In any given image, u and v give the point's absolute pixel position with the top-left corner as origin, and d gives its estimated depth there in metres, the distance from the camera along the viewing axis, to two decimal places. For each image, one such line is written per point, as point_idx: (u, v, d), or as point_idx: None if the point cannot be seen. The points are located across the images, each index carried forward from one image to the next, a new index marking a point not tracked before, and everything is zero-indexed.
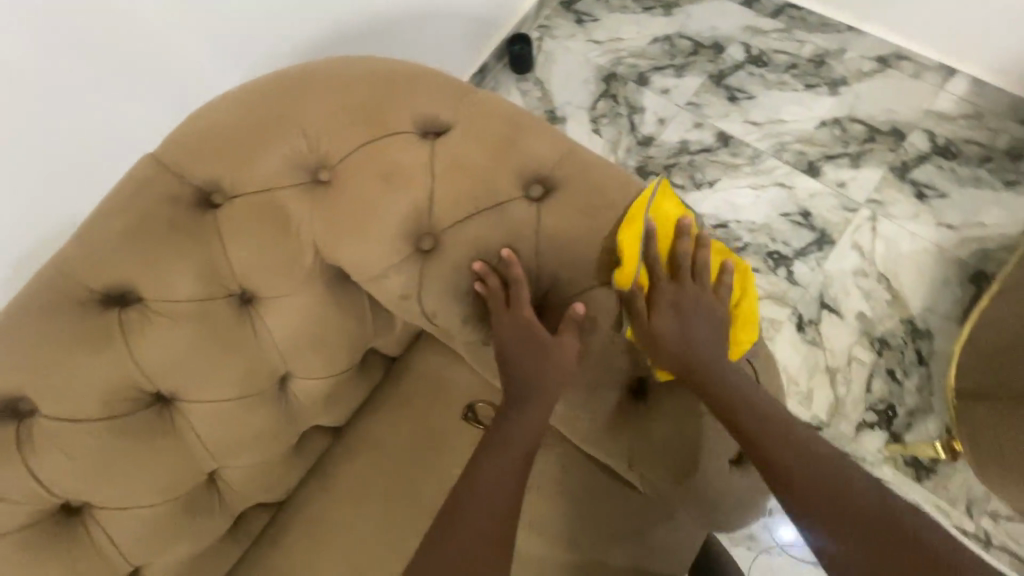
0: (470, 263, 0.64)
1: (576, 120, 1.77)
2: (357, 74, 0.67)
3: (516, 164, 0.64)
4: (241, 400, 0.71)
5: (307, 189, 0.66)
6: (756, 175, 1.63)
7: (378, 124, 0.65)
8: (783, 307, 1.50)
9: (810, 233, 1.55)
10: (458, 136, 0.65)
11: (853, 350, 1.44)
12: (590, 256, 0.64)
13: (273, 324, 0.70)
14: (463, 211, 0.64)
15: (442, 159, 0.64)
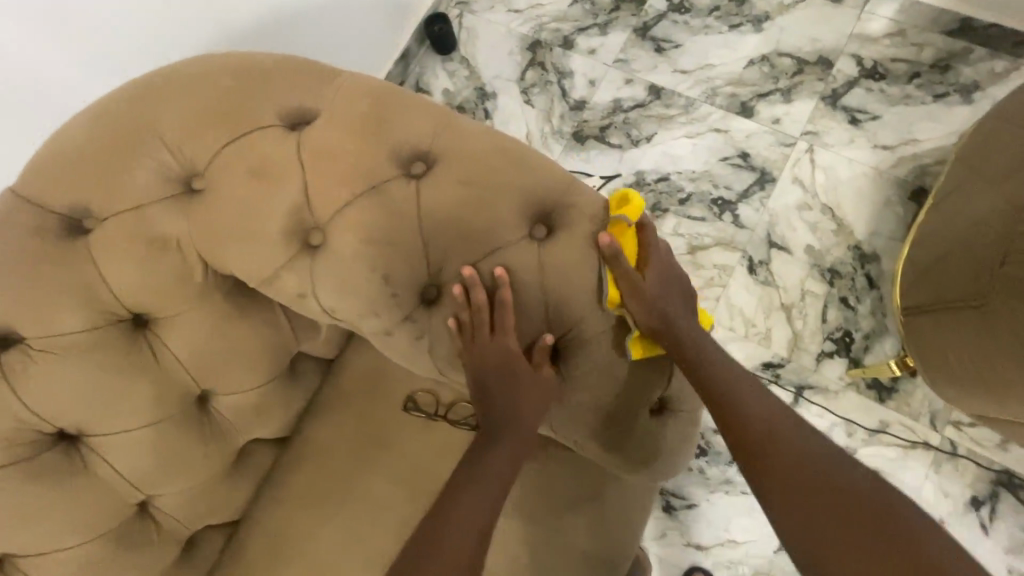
0: (358, 251, 0.61)
1: (507, 93, 1.74)
2: (217, 75, 0.64)
3: (390, 144, 0.62)
4: (151, 426, 0.69)
5: (180, 200, 0.63)
6: (691, 124, 1.61)
7: (242, 122, 0.62)
8: (733, 252, 1.50)
9: (751, 174, 1.55)
10: (325, 122, 0.62)
11: (805, 284, 1.45)
12: (481, 227, 0.61)
13: (173, 345, 0.68)
14: (340, 199, 0.61)
15: (311, 149, 0.61)
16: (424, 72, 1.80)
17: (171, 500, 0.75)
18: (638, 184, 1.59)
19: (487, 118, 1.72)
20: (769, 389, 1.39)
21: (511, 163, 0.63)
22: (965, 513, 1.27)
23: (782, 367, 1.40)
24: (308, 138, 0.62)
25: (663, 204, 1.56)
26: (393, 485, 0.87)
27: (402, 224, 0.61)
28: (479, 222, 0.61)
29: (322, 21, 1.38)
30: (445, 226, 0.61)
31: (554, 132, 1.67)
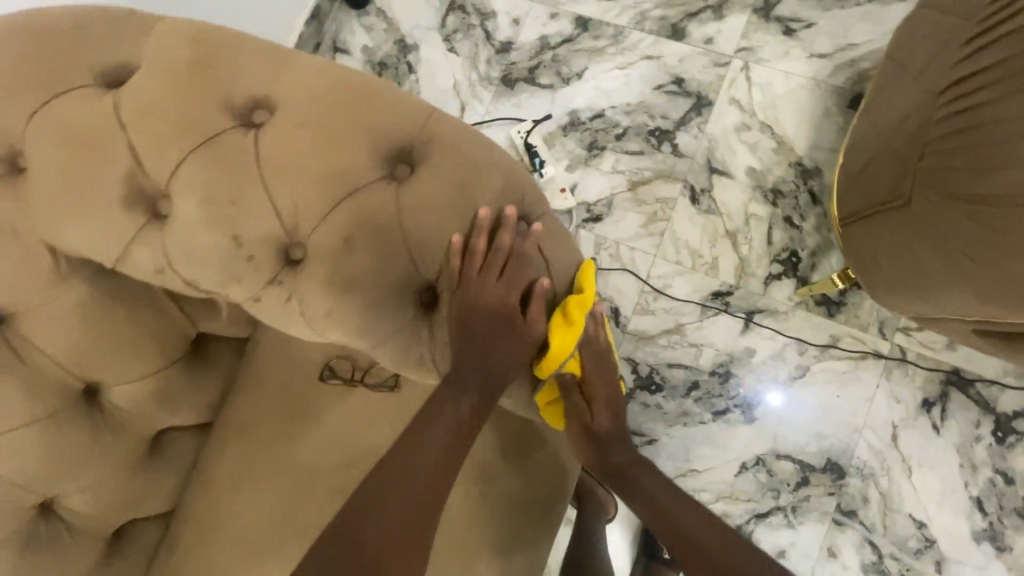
0: (201, 214, 0.56)
1: (429, 43, 1.64)
2: (13, 35, 0.57)
3: (218, 94, 0.57)
4: (32, 426, 0.67)
5: (7, 182, 0.58)
6: (622, 54, 1.53)
7: (50, 87, 0.57)
8: (675, 184, 1.45)
9: (686, 100, 1.48)
10: (146, 71, 0.57)
11: (749, 208, 1.41)
12: (333, 172, 0.56)
13: (41, 340, 0.65)
14: (172, 159, 0.56)
15: (128, 106, 0.56)
16: (340, 30, 1.69)
17: (81, 497, 0.74)
18: (572, 124, 1.52)
19: (411, 72, 1.64)
20: (718, 318, 1.37)
21: (365, 94, 0.59)
22: (917, 416, 1.28)
23: (731, 294, 1.38)
24: (129, 92, 0.56)
25: (600, 141, 1.50)
26: (320, 455, 0.86)
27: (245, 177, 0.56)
28: (331, 164, 0.56)
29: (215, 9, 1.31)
30: (292, 176, 0.56)
31: (482, 80, 1.59)
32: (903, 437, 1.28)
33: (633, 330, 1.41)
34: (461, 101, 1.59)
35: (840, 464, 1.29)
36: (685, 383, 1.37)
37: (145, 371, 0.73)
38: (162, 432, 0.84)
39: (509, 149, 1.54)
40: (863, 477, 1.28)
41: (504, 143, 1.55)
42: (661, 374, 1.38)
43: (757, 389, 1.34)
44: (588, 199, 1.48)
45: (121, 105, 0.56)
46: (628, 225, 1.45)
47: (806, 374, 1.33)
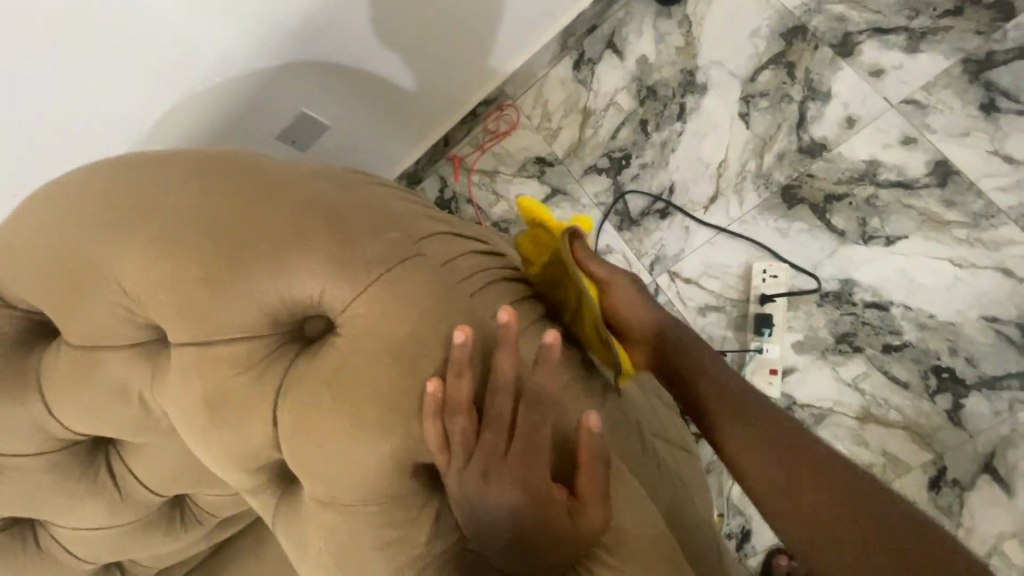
0: (316, 471, 0.55)
1: (721, 93, 1.25)
2: (229, 213, 0.54)
3: (392, 435, 0.52)
4: (109, 527, 0.72)
5: (218, 365, 0.55)
6: (969, 245, 1.06)
7: (256, 324, 0.55)
8: (921, 451, 1.06)
9: (1018, 360, 1.02)
10: (360, 377, 0.52)
11: (1001, 544, 1.01)
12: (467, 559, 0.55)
13: (135, 466, 0.70)
14: (312, 466, 0.55)
15: (301, 396, 0.54)
16: (627, 22, 1.34)
17: (145, 556, 0.78)
18: (837, 296, 1.13)
19: (679, 119, 1.28)
20: None
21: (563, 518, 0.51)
22: None
23: None
24: (335, 385, 0.52)
25: (858, 338, 1.11)
26: None
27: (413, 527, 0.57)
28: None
29: None
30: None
31: (759, 177, 1.20)
32: None
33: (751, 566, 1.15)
34: (715, 189, 1.23)
35: None
36: None
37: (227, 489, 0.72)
38: (229, 516, 0.82)
39: (742, 279, 1.20)
40: None
41: (738, 270, 1.20)
42: None
43: None
44: (798, 396, 1.13)
45: (324, 392, 0.53)
46: None
47: None
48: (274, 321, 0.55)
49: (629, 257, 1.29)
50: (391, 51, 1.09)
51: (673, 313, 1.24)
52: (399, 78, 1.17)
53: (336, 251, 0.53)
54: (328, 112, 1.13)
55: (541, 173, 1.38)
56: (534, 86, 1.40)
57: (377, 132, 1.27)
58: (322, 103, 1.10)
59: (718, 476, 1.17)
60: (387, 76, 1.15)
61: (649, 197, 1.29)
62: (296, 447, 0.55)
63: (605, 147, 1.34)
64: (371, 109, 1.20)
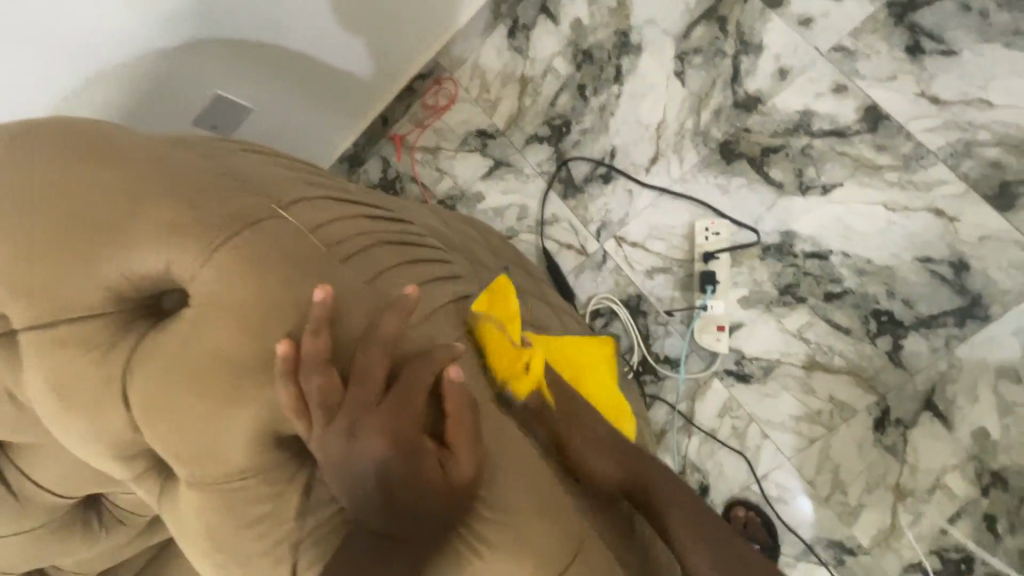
0: (178, 445, 0.54)
1: (656, 53, 1.23)
2: (70, 184, 0.55)
3: (248, 401, 0.52)
4: (22, 532, 0.69)
5: (77, 344, 0.55)
6: (901, 188, 1.07)
7: (103, 298, 0.55)
8: (865, 394, 1.08)
9: (953, 298, 1.04)
10: (210, 344, 0.52)
11: (944, 476, 1.04)
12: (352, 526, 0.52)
13: (43, 469, 0.66)
14: (174, 440, 0.54)
15: (156, 365, 0.54)
16: None
17: (69, 562, 0.76)
18: (778, 249, 1.13)
19: (615, 81, 1.26)
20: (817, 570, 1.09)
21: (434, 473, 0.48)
22: None
23: (852, 555, 1.08)
24: (182, 350, 0.53)
25: (801, 289, 1.12)
26: None
27: (282, 499, 0.56)
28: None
29: None
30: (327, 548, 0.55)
31: (697, 134, 1.20)
32: None
33: None
34: (655, 151, 1.22)
35: None
36: None
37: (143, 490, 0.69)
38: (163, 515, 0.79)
39: (685, 240, 1.20)
40: None
41: (682, 230, 1.20)
42: None
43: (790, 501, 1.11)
44: (746, 349, 1.15)
45: (171, 362, 0.53)
46: (778, 407, 1.13)
47: None
48: (123, 296, 0.55)
49: (575, 225, 1.28)
50: (305, 27, 1.06)
51: (621, 279, 1.24)
52: (324, 55, 1.13)
53: (176, 219, 0.54)
54: (254, 96, 1.09)
55: (482, 146, 1.36)
56: (470, 57, 1.37)
57: (314, 116, 1.23)
58: (243, 87, 1.06)
59: (674, 435, 1.19)
60: (312, 54, 1.11)
61: (592, 163, 1.27)
62: (150, 422, 0.55)
63: (544, 116, 1.32)
64: (300, 92, 1.16)
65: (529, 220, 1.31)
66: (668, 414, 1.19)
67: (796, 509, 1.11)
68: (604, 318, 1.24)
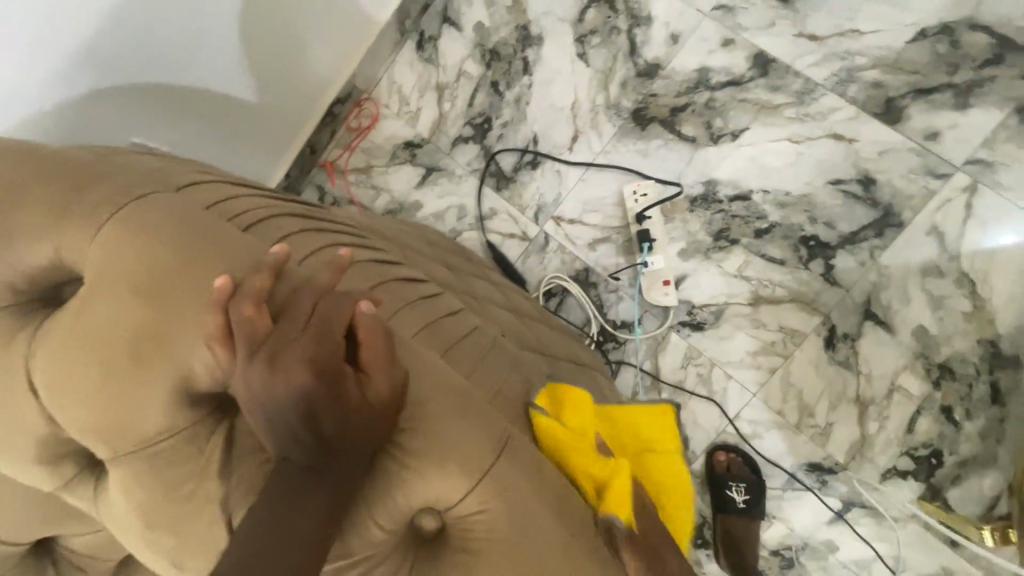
0: (88, 425, 0.54)
1: (557, 40, 1.30)
2: None
3: (153, 363, 0.52)
4: None
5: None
6: (800, 121, 1.14)
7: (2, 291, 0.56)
8: (811, 316, 1.13)
9: (868, 211, 1.10)
10: (106, 315, 0.53)
11: (898, 378, 1.09)
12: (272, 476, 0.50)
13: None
14: (85, 421, 0.54)
15: (53, 345, 0.54)
16: None
17: None
18: (704, 199, 1.19)
19: (525, 73, 1.32)
20: (804, 496, 1.12)
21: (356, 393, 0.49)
22: None
23: (834, 475, 1.11)
24: (79, 325, 0.53)
25: (732, 232, 1.17)
26: None
27: (204, 459, 0.55)
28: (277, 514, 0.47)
29: None
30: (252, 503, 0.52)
31: (609, 107, 1.26)
32: None
33: (698, 471, 1.18)
34: (574, 130, 1.28)
35: None
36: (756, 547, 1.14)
37: (94, 526, 0.67)
38: None
39: (618, 207, 1.24)
40: None
41: (613, 198, 1.25)
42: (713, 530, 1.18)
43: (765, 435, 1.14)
44: (695, 299, 1.19)
45: (72, 339, 0.53)
46: (734, 346, 1.17)
47: None
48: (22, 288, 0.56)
49: (513, 214, 1.31)
50: (249, 45, 1.11)
51: (567, 256, 1.27)
52: (261, 69, 1.16)
53: (62, 205, 0.56)
54: (207, 114, 1.13)
55: (412, 156, 1.39)
56: (384, 75, 1.41)
57: (258, 135, 1.26)
58: (195, 108, 1.10)
59: (646, 395, 1.21)
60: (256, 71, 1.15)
61: (518, 152, 1.31)
62: (60, 406, 0.54)
63: (465, 117, 1.36)
64: (243, 109, 1.19)
65: (469, 218, 1.34)
66: (636, 376, 1.22)
67: (772, 442, 1.14)
68: (558, 297, 1.27)
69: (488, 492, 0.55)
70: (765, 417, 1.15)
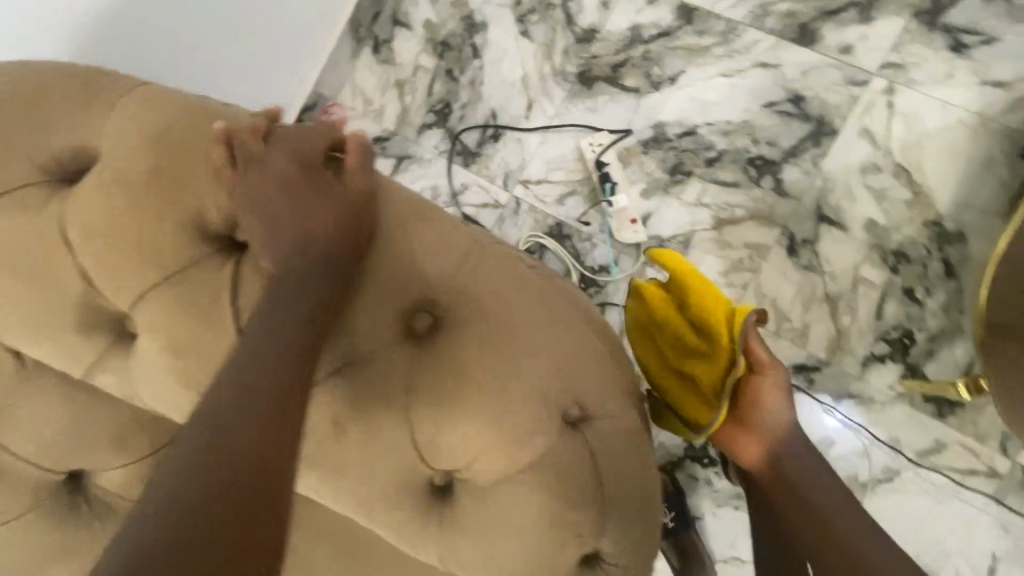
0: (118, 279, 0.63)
1: (500, 24, 1.41)
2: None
3: (171, 199, 0.63)
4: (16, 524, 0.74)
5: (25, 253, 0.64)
6: (729, 57, 1.26)
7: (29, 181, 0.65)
8: (770, 229, 1.21)
9: (803, 125, 1.20)
10: (122, 163, 0.64)
11: (859, 271, 1.16)
12: (287, 270, 0.63)
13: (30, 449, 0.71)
14: (113, 266, 0.63)
15: (76, 199, 0.63)
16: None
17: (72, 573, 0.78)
18: (656, 140, 1.28)
19: (475, 58, 1.43)
20: (796, 397, 1.17)
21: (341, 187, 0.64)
22: None
23: (818, 372, 1.17)
24: (101, 179, 0.64)
25: (686, 165, 1.26)
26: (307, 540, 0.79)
27: (220, 282, 0.65)
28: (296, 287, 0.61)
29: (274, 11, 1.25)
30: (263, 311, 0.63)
31: (556, 74, 1.36)
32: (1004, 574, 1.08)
33: None
34: (527, 100, 1.38)
35: None
36: None
37: (134, 455, 0.74)
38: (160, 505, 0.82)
39: (578, 162, 1.33)
40: None
41: (573, 154, 1.34)
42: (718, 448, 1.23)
43: None
44: (663, 232, 1.27)
45: (96, 187, 0.64)
46: (706, 270, 1.24)
47: (895, 478, 1.13)
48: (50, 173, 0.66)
49: (484, 185, 1.40)
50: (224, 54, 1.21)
51: (539, 215, 1.35)
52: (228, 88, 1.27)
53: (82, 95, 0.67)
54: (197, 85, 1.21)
55: (382, 148, 1.48)
56: (347, 81, 1.52)
57: (258, 93, 1.34)
58: None
59: None
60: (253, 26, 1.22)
61: (480, 128, 1.41)
62: (87, 254, 0.63)
63: (426, 105, 1.46)
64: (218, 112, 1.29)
65: (443, 196, 1.42)
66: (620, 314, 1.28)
67: None
68: (536, 254, 1.34)
69: (459, 276, 0.67)
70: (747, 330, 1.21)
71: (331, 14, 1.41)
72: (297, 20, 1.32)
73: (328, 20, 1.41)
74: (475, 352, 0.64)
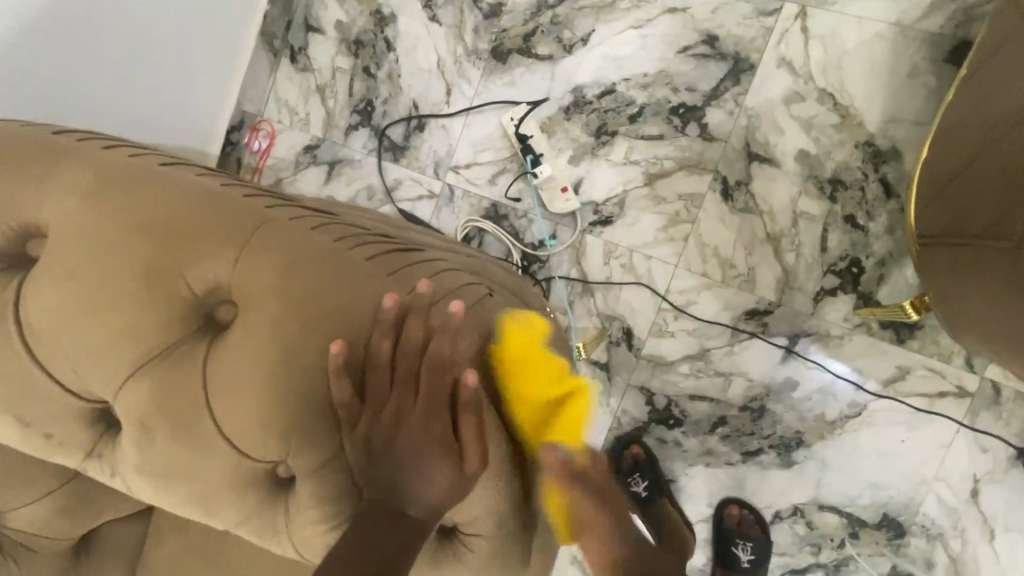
0: None
1: (408, 12, 1.39)
2: None
3: None
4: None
5: None
6: (638, 8, 1.22)
7: None
8: (703, 176, 1.18)
9: (720, 65, 1.16)
10: None
11: (797, 205, 1.12)
12: (82, 299, 0.55)
13: None
14: None
15: None
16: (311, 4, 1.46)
17: None
18: (576, 104, 1.25)
19: (389, 51, 1.40)
20: (751, 344, 1.14)
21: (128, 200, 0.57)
22: (1007, 469, 1.03)
23: (770, 315, 1.13)
24: None
25: (609, 125, 1.23)
26: (247, 549, 0.79)
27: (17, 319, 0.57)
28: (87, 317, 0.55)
29: (173, 35, 1.28)
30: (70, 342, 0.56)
31: (470, 54, 1.34)
32: (986, 494, 1.04)
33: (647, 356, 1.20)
34: (446, 84, 1.36)
35: (898, 521, 1.07)
36: (711, 418, 1.16)
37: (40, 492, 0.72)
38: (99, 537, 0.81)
39: (503, 139, 1.31)
40: (927, 538, 1.06)
41: (497, 133, 1.31)
42: (681, 407, 1.18)
43: (697, 300, 1.17)
44: (596, 197, 1.24)
45: None
46: (644, 228, 1.21)
47: (862, 412, 1.09)
48: None
49: (416, 177, 1.38)
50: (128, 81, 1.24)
51: (473, 199, 1.33)
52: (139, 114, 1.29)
53: None
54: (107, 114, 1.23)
55: (313, 156, 1.47)
56: (270, 95, 1.51)
57: (175, 116, 1.36)
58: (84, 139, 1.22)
59: (581, 300, 1.25)
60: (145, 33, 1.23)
61: (403, 121, 1.39)
62: None
63: (350, 107, 1.44)
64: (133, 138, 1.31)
65: (378, 194, 1.41)
66: (565, 287, 1.26)
67: (705, 303, 1.17)
68: (476, 239, 1.32)
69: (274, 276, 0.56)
70: (692, 283, 1.18)
71: (239, 33, 1.43)
72: (201, 41, 1.35)
73: (236, 38, 1.42)
74: (301, 362, 0.55)
